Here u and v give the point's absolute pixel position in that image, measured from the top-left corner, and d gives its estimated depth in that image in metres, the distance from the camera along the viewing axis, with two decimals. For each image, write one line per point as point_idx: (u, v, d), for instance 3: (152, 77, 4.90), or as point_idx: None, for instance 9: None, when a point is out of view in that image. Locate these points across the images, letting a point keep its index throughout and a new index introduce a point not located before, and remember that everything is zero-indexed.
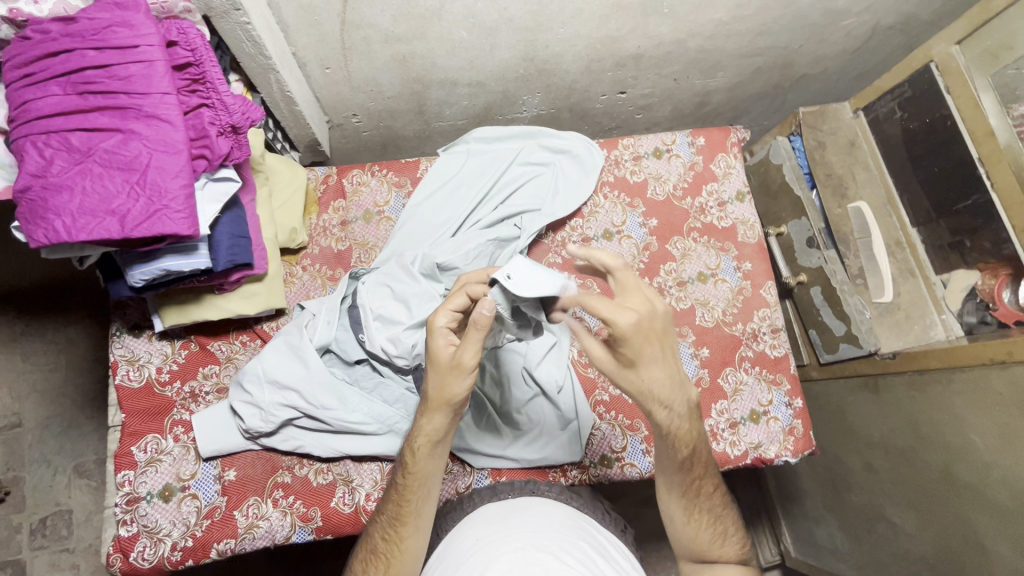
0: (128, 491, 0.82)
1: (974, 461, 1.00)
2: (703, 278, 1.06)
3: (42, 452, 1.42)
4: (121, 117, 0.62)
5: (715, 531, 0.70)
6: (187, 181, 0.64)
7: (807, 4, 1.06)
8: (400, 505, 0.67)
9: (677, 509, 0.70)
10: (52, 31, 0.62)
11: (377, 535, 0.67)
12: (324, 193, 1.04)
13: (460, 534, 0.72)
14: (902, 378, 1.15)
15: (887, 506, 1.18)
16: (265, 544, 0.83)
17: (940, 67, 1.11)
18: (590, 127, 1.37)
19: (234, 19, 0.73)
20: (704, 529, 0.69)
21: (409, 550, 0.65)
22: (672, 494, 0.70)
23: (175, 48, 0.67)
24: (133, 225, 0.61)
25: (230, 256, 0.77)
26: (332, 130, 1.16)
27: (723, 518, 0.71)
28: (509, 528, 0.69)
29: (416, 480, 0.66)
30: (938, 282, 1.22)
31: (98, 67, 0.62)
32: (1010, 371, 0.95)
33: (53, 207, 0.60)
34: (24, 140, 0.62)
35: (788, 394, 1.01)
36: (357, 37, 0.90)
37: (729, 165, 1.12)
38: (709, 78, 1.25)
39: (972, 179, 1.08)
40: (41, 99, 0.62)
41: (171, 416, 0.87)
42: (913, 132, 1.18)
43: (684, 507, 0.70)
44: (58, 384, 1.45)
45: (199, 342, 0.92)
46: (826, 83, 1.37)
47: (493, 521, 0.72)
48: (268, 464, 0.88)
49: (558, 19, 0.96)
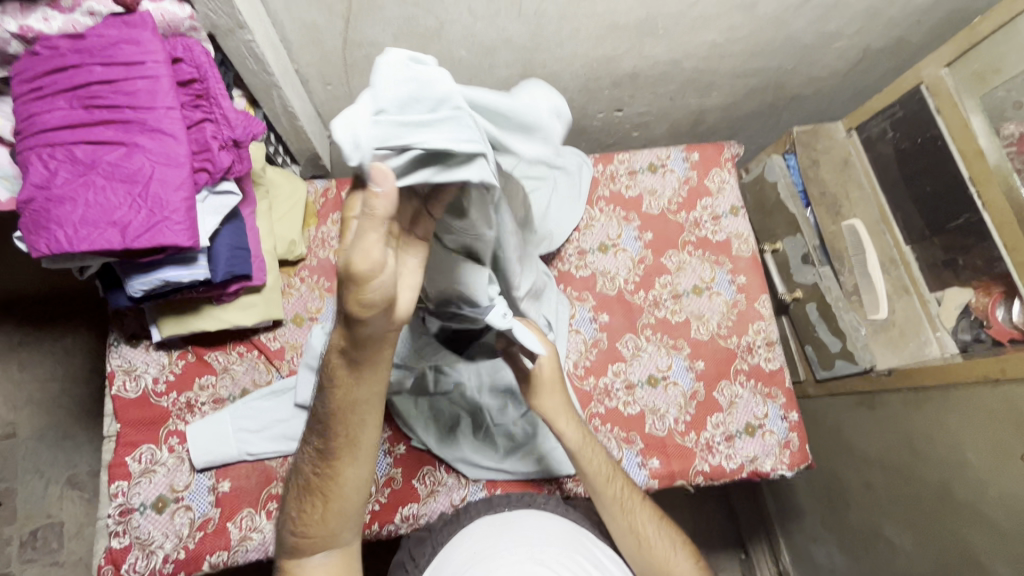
0: (121, 503, 0.82)
1: (971, 480, 1.00)
2: (698, 291, 1.07)
3: (35, 464, 1.42)
4: (125, 131, 0.64)
5: (669, 546, 0.77)
6: (188, 194, 0.65)
7: (798, 28, 1.09)
8: (332, 445, 0.58)
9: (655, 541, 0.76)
10: (61, 48, 0.63)
11: (308, 471, 0.61)
12: (324, 206, 1.05)
13: (455, 547, 0.73)
14: (896, 396, 1.17)
15: (885, 526, 1.18)
16: (258, 557, 0.83)
17: (931, 89, 1.13)
18: (587, 144, 1.40)
19: (238, 37, 0.74)
20: (658, 545, 0.76)
21: (347, 485, 0.60)
22: (643, 518, 0.77)
23: (180, 65, 0.68)
24: (134, 236, 0.62)
25: (229, 268, 0.78)
26: (332, 144, 1.18)
27: (667, 532, 0.78)
28: (507, 541, 0.71)
29: (348, 410, 0.55)
30: (932, 298, 1.21)
31: (104, 82, 0.63)
32: (1004, 389, 0.96)
33: (56, 218, 0.61)
34: (29, 152, 0.63)
35: (783, 408, 1.01)
36: (358, 55, 0.92)
37: (723, 181, 1.13)
38: (704, 97, 1.27)
39: (963, 198, 1.10)
40: (47, 112, 0.63)
41: (166, 427, 0.87)
42: (906, 152, 1.20)
43: (632, 534, 0.76)
44: (54, 395, 1.45)
45: (196, 352, 0.92)
46: (819, 103, 1.39)
47: (492, 531, 0.74)
48: (262, 476, 0.87)
49: (555, 39, 0.98)
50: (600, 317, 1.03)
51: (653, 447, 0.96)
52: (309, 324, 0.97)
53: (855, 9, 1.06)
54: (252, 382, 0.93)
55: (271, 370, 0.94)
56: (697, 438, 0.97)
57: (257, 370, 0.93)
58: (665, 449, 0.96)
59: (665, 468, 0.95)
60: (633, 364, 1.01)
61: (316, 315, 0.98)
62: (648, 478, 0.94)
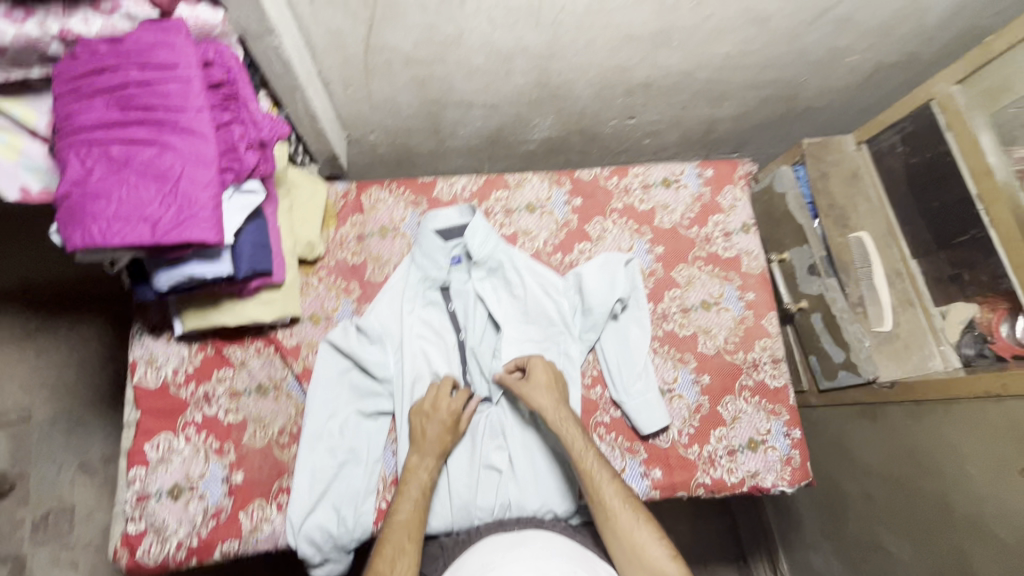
0: (138, 489, 0.84)
1: (970, 493, 1.02)
2: (706, 306, 1.07)
3: (48, 448, 1.45)
4: (158, 131, 0.66)
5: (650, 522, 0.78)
6: (215, 192, 0.68)
7: (810, 43, 1.11)
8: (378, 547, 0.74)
9: (616, 505, 0.78)
10: (100, 51, 0.66)
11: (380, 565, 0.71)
12: (343, 208, 1.07)
13: (467, 559, 0.74)
14: (899, 408, 1.18)
15: (884, 536, 1.20)
16: (267, 547, 0.86)
17: (941, 105, 1.14)
18: (598, 150, 1.41)
19: (267, 43, 0.77)
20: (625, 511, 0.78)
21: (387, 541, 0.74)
22: (597, 464, 0.81)
23: (211, 68, 0.71)
24: (163, 232, 0.64)
25: (251, 265, 0.80)
26: (350, 145, 1.21)
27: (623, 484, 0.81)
28: (513, 557, 0.71)
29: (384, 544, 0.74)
30: (937, 312, 1.22)
31: (139, 84, 0.66)
32: (1005, 405, 0.97)
33: (90, 213, 0.63)
34: (66, 149, 0.65)
35: (786, 424, 1.02)
36: (380, 60, 0.94)
37: (735, 198, 1.14)
38: (716, 107, 1.29)
39: (971, 214, 1.10)
40: (84, 112, 0.66)
41: (183, 417, 0.89)
42: (915, 166, 1.21)
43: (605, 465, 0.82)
44: (67, 381, 1.48)
45: (215, 346, 0.93)
46: (829, 116, 1.40)
47: (503, 543, 0.75)
48: (275, 469, 0.90)
49: (571, 48, 1.00)
50: (595, 390, 1.00)
51: (657, 458, 0.97)
52: (325, 323, 0.99)
53: (868, 24, 1.08)
54: (268, 377, 0.95)
55: (286, 367, 0.96)
56: (700, 451, 0.98)
57: (272, 365, 0.95)
58: (667, 460, 0.97)
59: (666, 479, 0.96)
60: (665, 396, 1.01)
61: (332, 314, 1.00)
62: (649, 488, 0.95)
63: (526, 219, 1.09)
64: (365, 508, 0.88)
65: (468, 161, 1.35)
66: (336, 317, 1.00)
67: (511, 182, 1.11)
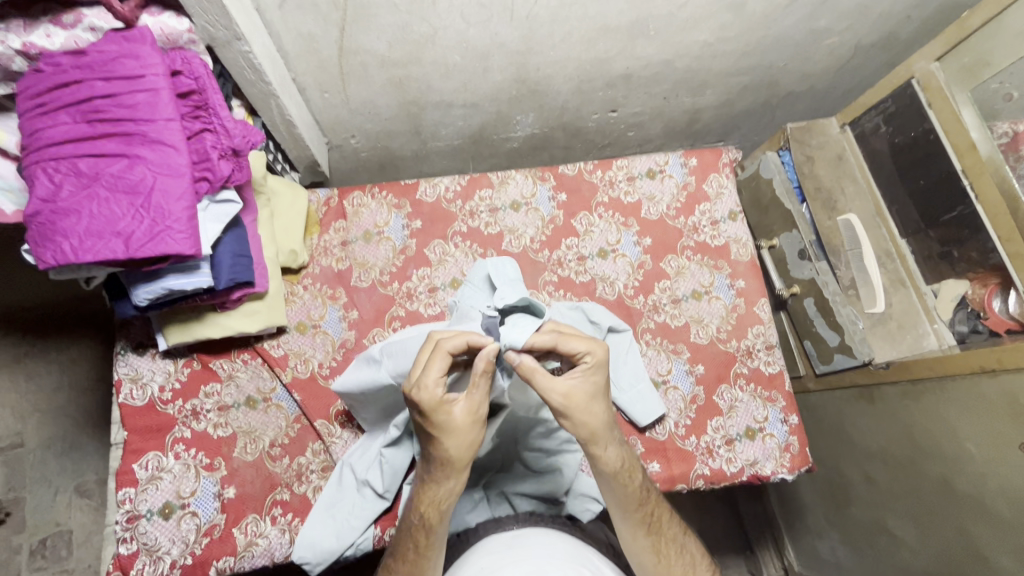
0: (129, 509, 0.83)
1: (970, 471, 1.01)
2: (697, 295, 1.06)
3: (42, 473, 1.43)
4: (127, 143, 0.65)
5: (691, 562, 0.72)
6: (189, 202, 0.66)
7: (787, 27, 1.10)
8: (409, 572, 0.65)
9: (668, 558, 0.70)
10: (63, 64, 0.65)
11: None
12: (326, 215, 1.06)
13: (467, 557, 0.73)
14: (895, 388, 1.17)
15: (889, 519, 1.19)
16: (264, 562, 0.84)
17: (922, 83, 1.14)
18: (583, 145, 1.41)
19: (235, 49, 0.75)
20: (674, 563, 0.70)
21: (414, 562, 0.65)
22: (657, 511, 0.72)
23: (180, 77, 0.70)
24: (137, 246, 0.63)
25: (231, 275, 0.78)
26: (331, 151, 1.20)
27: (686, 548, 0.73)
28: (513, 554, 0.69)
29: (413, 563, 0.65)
30: (929, 291, 1.22)
31: (106, 96, 0.65)
32: (1001, 380, 0.97)
33: (61, 229, 0.62)
34: (35, 167, 0.64)
35: (783, 411, 1.01)
36: (354, 63, 0.93)
37: (720, 185, 1.14)
38: (698, 96, 1.28)
39: (956, 191, 1.10)
40: (51, 127, 0.65)
41: (172, 433, 0.88)
42: (898, 146, 1.21)
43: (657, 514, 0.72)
44: (60, 404, 1.46)
45: (202, 360, 0.92)
46: (812, 100, 1.40)
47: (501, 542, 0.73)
48: (268, 482, 0.88)
49: (547, 43, 0.99)
50: None
51: (654, 451, 0.96)
52: (313, 331, 0.98)
53: (844, 6, 1.08)
54: (256, 390, 0.94)
55: (275, 377, 0.95)
56: (697, 442, 0.98)
57: (261, 377, 0.94)
58: (665, 452, 0.96)
59: (666, 471, 0.95)
60: (660, 389, 1.00)
61: (320, 322, 0.99)
62: None
63: (511, 218, 1.09)
64: (389, 488, 0.84)
65: (451, 162, 1.34)
66: (324, 325, 0.99)
67: (495, 180, 1.10)
